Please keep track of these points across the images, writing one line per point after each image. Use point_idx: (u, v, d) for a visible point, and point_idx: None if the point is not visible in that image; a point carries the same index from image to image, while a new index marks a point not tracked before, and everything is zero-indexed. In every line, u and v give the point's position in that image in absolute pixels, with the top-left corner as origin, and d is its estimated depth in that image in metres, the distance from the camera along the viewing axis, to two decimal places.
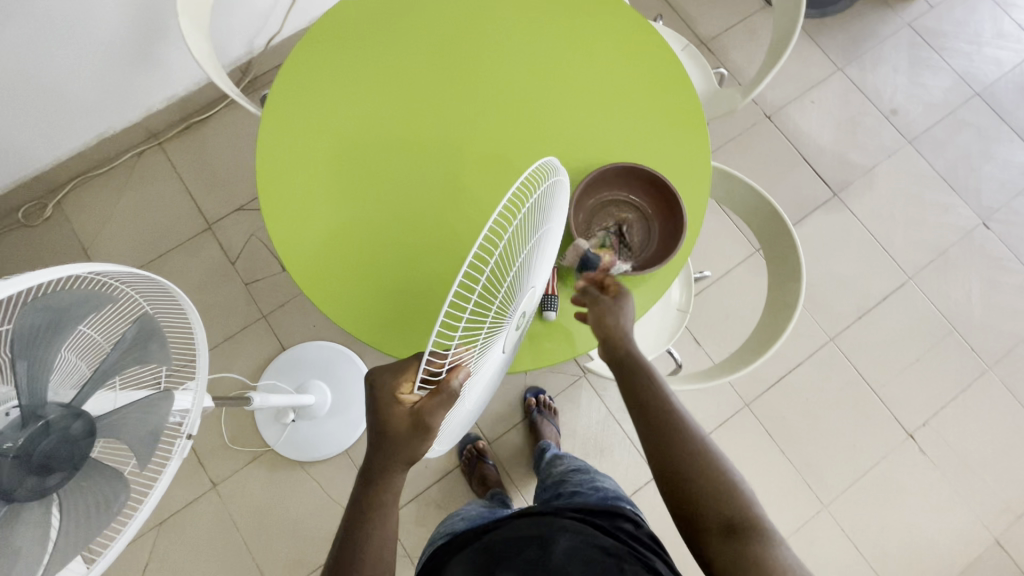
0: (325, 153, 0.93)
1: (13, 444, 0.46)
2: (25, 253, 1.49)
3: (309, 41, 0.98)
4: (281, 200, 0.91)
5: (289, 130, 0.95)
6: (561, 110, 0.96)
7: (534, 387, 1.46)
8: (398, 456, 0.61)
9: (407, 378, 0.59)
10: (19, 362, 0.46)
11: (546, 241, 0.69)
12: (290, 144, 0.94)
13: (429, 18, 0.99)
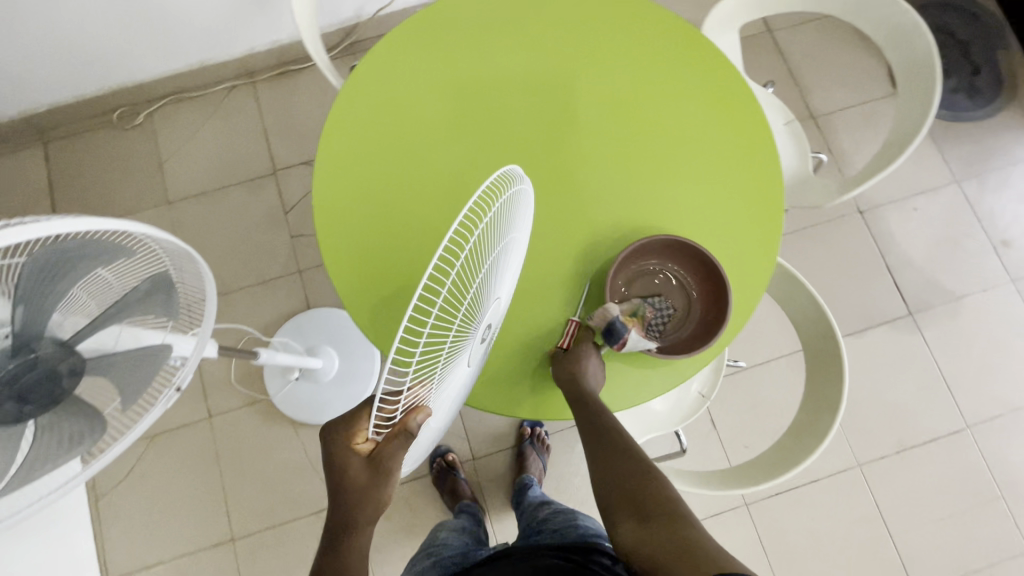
0: (389, 143, 0.92)
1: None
2: (109, 152, 1.58)
3: (397, 30, 0.97)
4: (334, 179, 0.91)
5: (360, 112, 0.94)
6: (635, 161, 0.91)
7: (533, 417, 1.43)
8: (361, 506, 0.64)
9: (359, 428, 0.64)
10: (22, 300, 0.47)
11: (508, 252, 0.69)
12: (358, 126, 0.93)
13: (527, 35, 0.97)
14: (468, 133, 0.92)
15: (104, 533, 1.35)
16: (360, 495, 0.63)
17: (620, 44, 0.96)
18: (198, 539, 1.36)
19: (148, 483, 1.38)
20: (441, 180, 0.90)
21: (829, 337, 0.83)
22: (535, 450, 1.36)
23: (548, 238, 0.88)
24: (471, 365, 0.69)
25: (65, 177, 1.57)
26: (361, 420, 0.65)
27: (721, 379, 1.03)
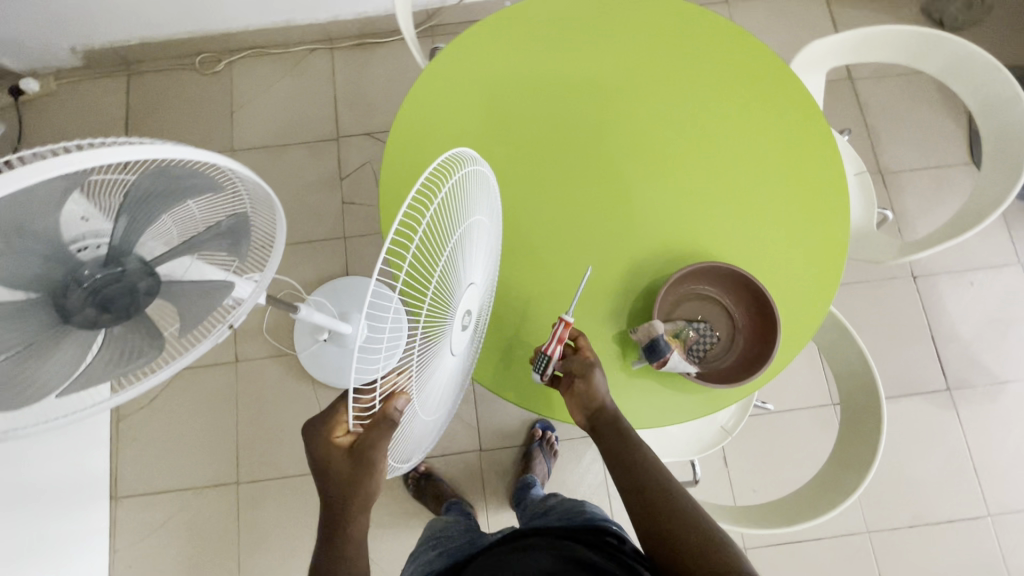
0: (462, 128, 0.94)
1: (90, 277, 0.51)
2: (186, 93, 1.65)
3: (479, 26, 0.99)
4: (404, 155, 0.93)
5: (438, 95, 0.96)
6: (700, 184, 0.91)
7: (545, 420, 1.43)
8: (350, 496, 0.67)
9: (340, 422, 0.68)
10: (125, 215, 0.50)
11: (474, 234, 0.72)
12: (434, 108, 0.95)
13: (613, 44, 0.97)
14: (537, 135, 0.93)
15: (120, 453, 1.40)
16: (348, 485, 0.66)
17: (700, 69, 0.96)
18: (205, 475, 1.40)
19: (168, 413, 1.43)
20: (505, 177, 0.91)
21: (868, 395, 0.81)
22: (542, 453, 1.36)
23: (602, 247, 0.88)
24: (454, 352, 0.74)
25: (141, 110, 1.63)
26: (340, 412, 0.69)
27: (747, 417, 1.02)
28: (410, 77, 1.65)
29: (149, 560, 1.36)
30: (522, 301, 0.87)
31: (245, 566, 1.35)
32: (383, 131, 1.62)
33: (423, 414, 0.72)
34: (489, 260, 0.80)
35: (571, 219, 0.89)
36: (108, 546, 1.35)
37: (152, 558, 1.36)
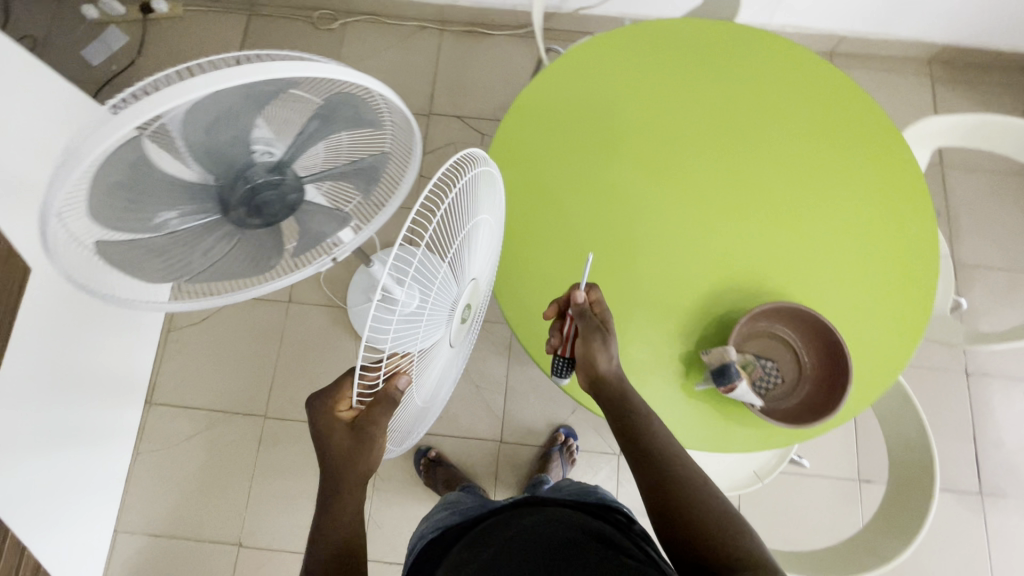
0: (575, 125, 0.97)
1: (259, 177, 0.55)
2: (299, 43, 1.72)
3: (601, 37, 1.02)
4: (515, 138, 0.97)
5: (558, 88, 0.99)
6: (792, 228, 0.92)
7: (569, 427, 1.44)
8: (351, 466, 0.70)
9: (343, 397, 0.71)
10: (312, 123, 0.54)
11: (477, 231, 0.75)
12: (552, 100, 0.98)
13: (735, 75, 0.99)
14: (642, 153, 0.96)
15: (162, 362, 1.47)
16: (348, 456, 0.70)
17: (808, 119, 0.97)
18: (236, 402, 1.44)
19: (214, 336, 1.49)
20: (604, 186, 0.94)
21: (924, 470, 0.81)
22: (561, 457, 1.36)
23: (686, 266, 0.91)
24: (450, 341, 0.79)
25: (253, 50, 1.71)
26: (345, 387, 0.71)
27: (783, 466, 1.02)
28: (509, 72, 1.70)
29: (167, 469, 1.40)
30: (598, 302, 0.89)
31: (253, 497, 1.38)
32: (473, 117, 1.67)
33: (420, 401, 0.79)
34: (490, 254, 0.83)
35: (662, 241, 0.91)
36: (133, 446, 1.40)
37: (170, 467, 1.40)
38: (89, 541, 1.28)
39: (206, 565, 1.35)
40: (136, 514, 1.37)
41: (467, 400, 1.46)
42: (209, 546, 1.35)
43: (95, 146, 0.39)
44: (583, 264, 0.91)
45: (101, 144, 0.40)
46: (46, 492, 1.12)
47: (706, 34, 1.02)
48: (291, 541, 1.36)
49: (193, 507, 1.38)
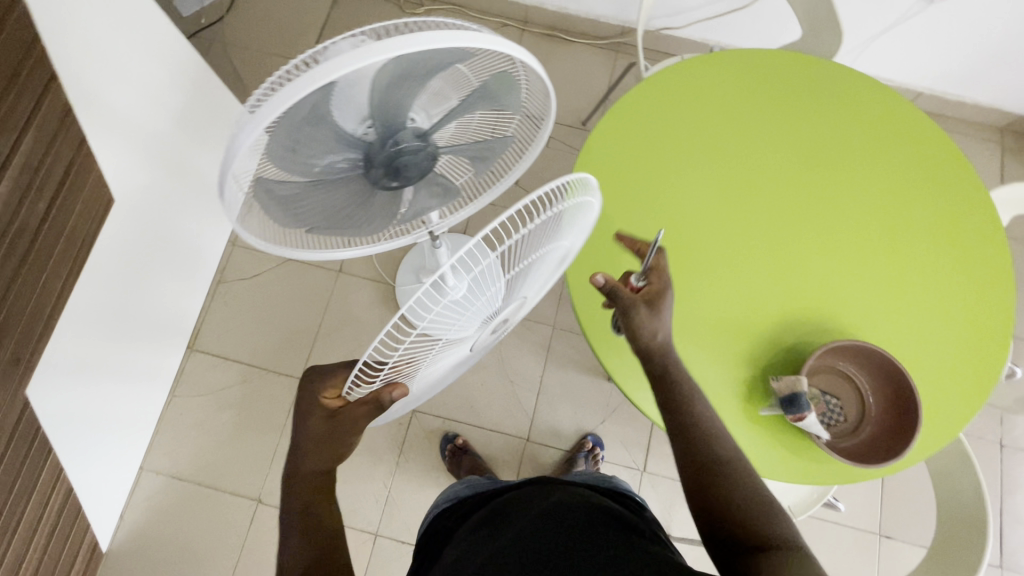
0: (670, 139, 1.00)
1: (405, 141, 0.55)
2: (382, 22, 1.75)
3: (703, 61, 1.07)
4: (612, 141, 1.00)
5: (659, 103, 1.03)
6: (869, 273, 0.94)
7: (597, 436, 1.44)
8: (329, 455, 0.68)
9: (333, 384, 0.69)
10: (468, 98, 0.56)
11: (548, 253, 0.72)
12: (651, 112, 1.02)
13: (828, 121, 1.04)
14: (730, 173, 0.99)
15: (208, 311, 1.50)
16: (327, 445, 0.68)
17: (897, 169, 1.00)
18: (274, 361, 1.47)
19: (262, 294, 1.51)
20: (691, 197, 0.97)
21: (972, 528, 0.81)
22: (587, 464, 1.37)
23: (761, 292, 0.92)
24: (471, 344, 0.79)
25: (337, 22, 1.73)
26: (340, 374, 0.69)
27: (818, 505, 1.02)
28: (584, 80, 1.72)
29: (198, 415, 1.43)
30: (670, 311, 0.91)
31: (277, 457, 1.40)
32: None
33: (420, 391, 0.80)
34: (553, 270, 0.81)
35: (740, 258, 0.94)
36: (169, 388, 1.43)
37: (201, 415, 1.43)
38: (116, 473, 1.31)
39: (222, 515, 1.37)
40: (162, 454, 1.40)
41: (500, 394, 1.47)
42: (228, 497, 1.38)
43: (287, 98, 0.42)
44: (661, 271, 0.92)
45: (292, 98, 0.42)
46: (88, 417, 1.16)
47: (805, 75, 1.07)
48: None
49: (218, 457, 1.40)
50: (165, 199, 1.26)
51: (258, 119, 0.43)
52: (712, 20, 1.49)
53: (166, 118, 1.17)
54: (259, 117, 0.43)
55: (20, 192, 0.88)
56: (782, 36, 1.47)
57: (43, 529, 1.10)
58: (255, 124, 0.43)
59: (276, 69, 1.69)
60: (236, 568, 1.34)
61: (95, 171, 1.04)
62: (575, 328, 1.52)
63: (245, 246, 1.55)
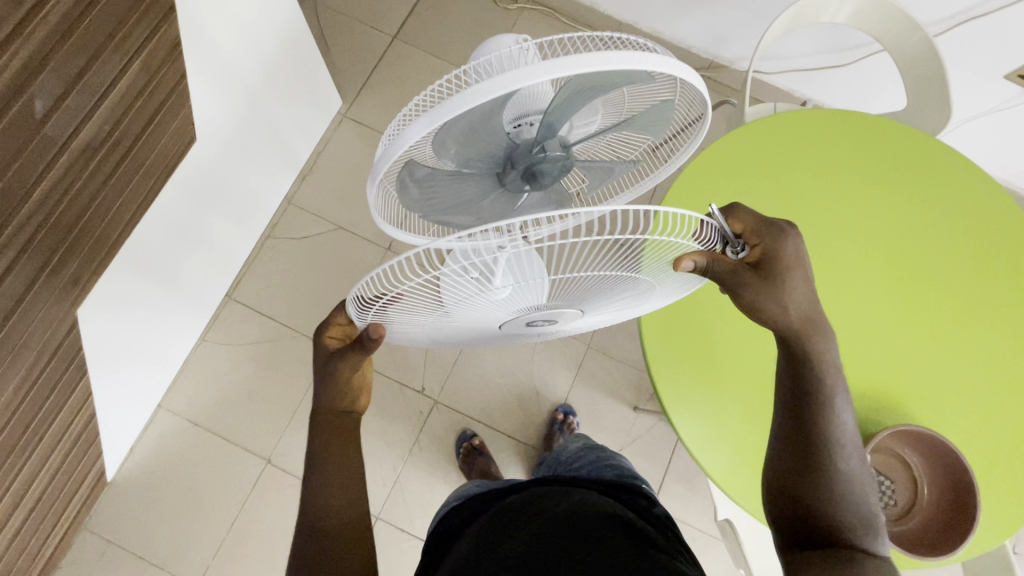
0: (770, 185, 1.00)
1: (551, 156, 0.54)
2: (474, 9, 1.73)
3: (833, 116, 1.06)
4: (713, 174, 0.99)
5: (766, 146, 1.02)
6: (935, 362, 0.95)
7: (568, 406, 1.45)
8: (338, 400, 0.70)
9: (334, 326, 0.69)
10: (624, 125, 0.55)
11: (622, 282, 0.65)
12: (756, 154, 1.02)
13: (931, 201, 1.03)
14: (824, 225, 0.99)
15: (252, 264, 1.49)
16: (333, 387, 0.70)
17: (991, 269, 1.00)
18: (307, 325, 1.46)
19: (307, 257, 1.51)
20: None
21: None
22: (562, 436, 1.38)
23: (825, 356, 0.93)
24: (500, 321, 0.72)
25: (429, 2, 1.72)
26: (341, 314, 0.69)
27: None
28: None
29: (224, 364, 1.43)
30: (727, 355, 0.95)
31: (294, 420, 1.40)
32: None
33: (434, 334, 0.75)
34: (634, 305, 0.75)
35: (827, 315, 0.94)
36: (200, 332, 1.43)
37: (227, 365, 1.43)
38: (135, 407, 1.31)
39: (230, 468, 1.36)
40: (183, 396, 1.40)
41: (523, 401, 1.46)
42: (239, 451, 1.37)
43: (471, 98, 0.42)
44: (730, 315, 0.96)
45: (476, 97, 0.42)
46: (117, 343, 1.16)
47: (932, 154, 1.05)
48: None
49: (235, 409, 1.40)
50: (234, 145, 1.26)
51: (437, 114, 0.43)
52: (808, 72, 1.48)
53: (246, 59, 1.16)
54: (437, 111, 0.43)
55: (112, 125, 0.89)
56: (868, 105, 1.50)
57: (59, 452, 1.10)
58: (433, 118, 0.43)
59: (361, 36, 1.68)
60: (235, 522, 1.34)
61: (181, 113, 1.03)
62: (609, 350, 1.50)
63: (299, 206, 1.54)
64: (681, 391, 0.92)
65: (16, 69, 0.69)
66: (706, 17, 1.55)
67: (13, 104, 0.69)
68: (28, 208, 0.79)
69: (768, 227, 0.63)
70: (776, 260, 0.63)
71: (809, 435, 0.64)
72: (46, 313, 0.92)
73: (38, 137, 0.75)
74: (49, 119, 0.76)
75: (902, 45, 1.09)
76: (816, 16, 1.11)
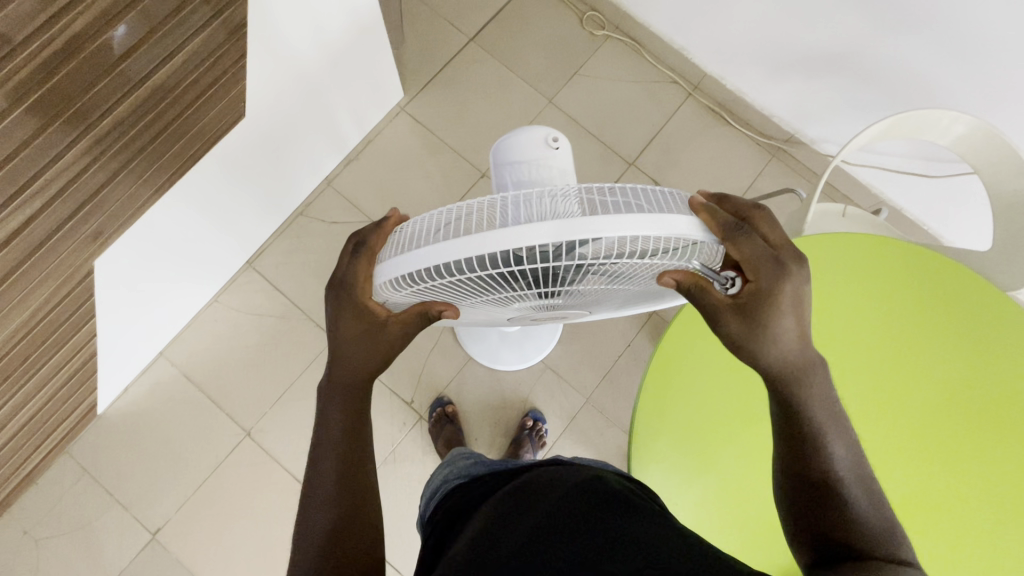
0: (832, 309, 0.95)
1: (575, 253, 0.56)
2: (558, 27, 1.67)
3: (900, 246, 0.98)
4: None
5: (836, 265, 0.97)
6: (972, 516, 0.88)
7: (538, 411, 1.43)
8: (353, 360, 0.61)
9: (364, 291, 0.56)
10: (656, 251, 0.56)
11: (621, 300, 0.70)
12: (826, 272, 0.97)
13: (1015, 355, 0.93)
14: (882, 356, 0.94)
15: (279, 238, 1.50)
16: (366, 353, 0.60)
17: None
18: (316, 311, 1.46)
19: (333, 242, 1.50)
20: None
21: None
22: (529, 443, 1.36)
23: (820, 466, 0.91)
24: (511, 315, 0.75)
25: (515, 11, 1.67)
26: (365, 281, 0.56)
27: None
28: (729, 169, 1.61)
29: (230, 329, 1.45)
30: (727, 444, 0.89)
31: (282, 400, 1.41)
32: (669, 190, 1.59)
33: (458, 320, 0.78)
34: (619, 312, 0.79)
35: (884, 454, 0.91)
36: (215, 292, 1.45)
37: (232, 330, 1.45)
38: (138, 351, 1.34)
39: (211, 431, 1.39)
40: (185, 349, 1.43)
41: (507, 438, 1.42)
42: (222, 417, 1.40)
43: (518, 239, 0.45)
44: (740, 409, 0.90)
45: (524, 241, 0.45)
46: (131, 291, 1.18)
47: (1001, 316, 0.94)
48: (290, 459, 1.39)
49: (230, 374, 1.42)
50: (284, 124, 1.25)
51: (476, 244, 0.45)
52: (890, 173, 1.37)
53: (313, 46, 1.15)
54: (474, 239, 0.45)
55: (176, 83, 0.89)
56: (951, 237, 1.41)
57: (53, 385, 1.13)
58: (472, 245, 0.45)
59: (438, 32, 1.64)
60: (203, 484, 1.37)
61: (239, 87, 1.03)
62: (607, 409, 1.44)
63: (337, 190, 1.54)
64: (667, 436, 0.88)
65: (104, 7, 0.70)
66: (798, 90, 1.45)
67: (87, 44, 0.71)
68: (90, 139, 0.80)
69: (772, 259, 0.53)
70: (770, 302, 0.54)
71: (810, 468, 0.59)
72: (73, 251, 0.94)
73: (115, 72, 0.77)
74: (128, 58, 0.77)
75: (1003, 183, 0.97)
76: (916, 131, 1.01)
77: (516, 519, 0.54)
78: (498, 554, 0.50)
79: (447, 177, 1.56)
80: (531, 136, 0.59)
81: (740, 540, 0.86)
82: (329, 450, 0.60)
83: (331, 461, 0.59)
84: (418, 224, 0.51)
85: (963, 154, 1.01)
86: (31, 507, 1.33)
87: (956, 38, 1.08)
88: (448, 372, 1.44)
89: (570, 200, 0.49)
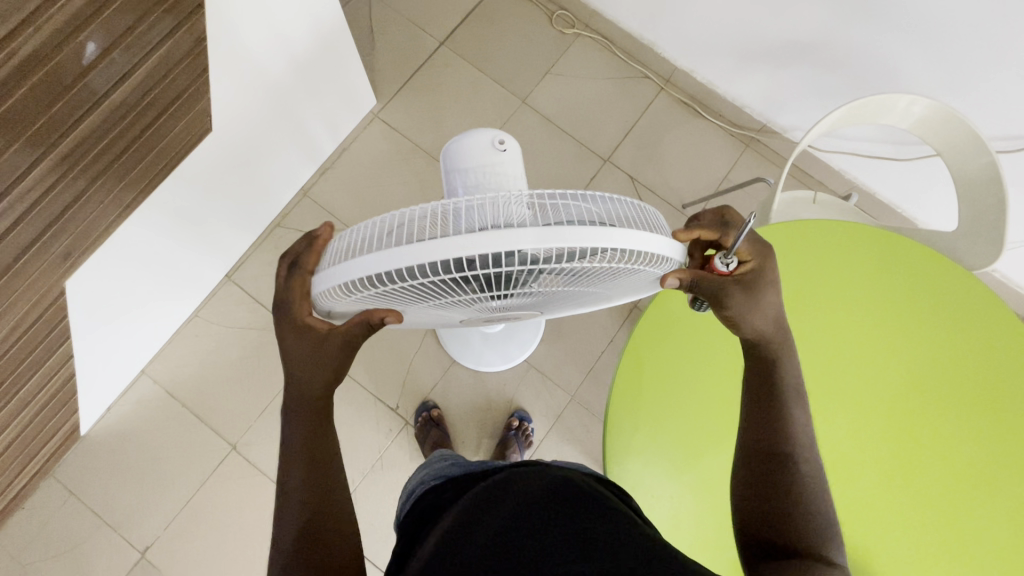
0: (818, 295, 0.96)
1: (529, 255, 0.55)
2: (528, 27, 1.67)
3: (870, 234, 0.99)
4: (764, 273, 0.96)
5: (818, 253, 0.98)
6: (957, 489, 0.89)
7: (523, 411, 1.43)
8: (298, 379, 0.61)
9: (304, 307, 0.58)
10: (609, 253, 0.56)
11: (578, 297, 0.70)
12: (812, 259, 0.98)
13: (997, 335, 0.94)
14: (867, 339, 0.95)
15: (258, 249, 1.50)
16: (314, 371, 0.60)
17: (1002, 437, 0.91)
18: None
19: None
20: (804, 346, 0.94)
21: None
22: (516, 443, 1.36)
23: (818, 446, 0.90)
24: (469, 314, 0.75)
25: (484, 14, 1.68)
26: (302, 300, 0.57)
27: None
28: (704, 161, 1.62)
29: (211, 343, 1.44)
30: (701, 444, 0.89)
31: (267, 411, 1.41)
32: (646, 184, 1.60)
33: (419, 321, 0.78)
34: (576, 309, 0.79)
35: (873, 435, 0.91)
36: (195, 307, 1.45)
37: (214, 344, 1.44)
38: (120, 369, 1.34)
39: (197, 446, 1.38)
40: (168, 364, 1.43)
41: (494, 439, 1.43)
42: (207, 432, 1.39)
43: (464, 248, 0.44)
44: (713, 408, 0.90)
45: (469, 249, 0.44)
46: (109, 309, 1.18)
47: (975, 298, 0.96)
48: None
49: (214, 388, 1.42)
50: (254, 135, 1.25)
51: (419, 252, 0.45)
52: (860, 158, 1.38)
53: (280, 56, 1.15)
54: (420, 249, 0.45)
55: (139, 97, 0.89)
56: (924, 218, 1.43)
57: (32, 408, 1.12)
58: (417, 252, 0.45)
59: (408, 36, 1.64)
60: (191, 499, 1.36)
61: (204, 102, 1.03)
62: (592, 406, 1.45)
63: (314, 199, 1.54)
64: (641, 438, 0.88)
65: (63, 21, 0.70)
66: (767, 79, 1.46)
67: (42, 63, 0.70)
68: (53, 158, 0.80)
69: (756, 244, 0.60)
70: (762, 278, 0.60)
71: (771, 449, 0.63)
72: (42, 273, 0.93)
73: (76, 87, 0.77)
74: (87, 74, 0.77)
75: (966, 163, 0.98)
76: (874, 116, 1.02)
77: (479, 518, 0.54)
78: (460, 552, 0.50)
79: (423, 181, 1.56)
80: (477, 139, 0.60)
81: (718, 540, 0.86)
82: (294, 455, 0.60)
83: (298, 465, 0.60)
84: (366, 229, 0.50)
85: (924, 136, 1.02)
86: (18, 531, 1.32)
87: (916, 24, 1.10)
88: (433, 376, 1.45)
89: (516, 207, 0.48)
